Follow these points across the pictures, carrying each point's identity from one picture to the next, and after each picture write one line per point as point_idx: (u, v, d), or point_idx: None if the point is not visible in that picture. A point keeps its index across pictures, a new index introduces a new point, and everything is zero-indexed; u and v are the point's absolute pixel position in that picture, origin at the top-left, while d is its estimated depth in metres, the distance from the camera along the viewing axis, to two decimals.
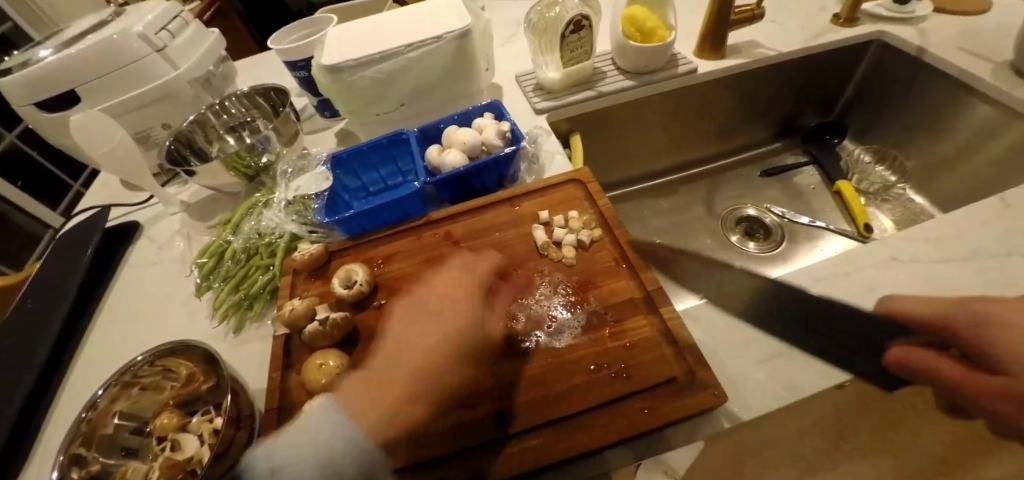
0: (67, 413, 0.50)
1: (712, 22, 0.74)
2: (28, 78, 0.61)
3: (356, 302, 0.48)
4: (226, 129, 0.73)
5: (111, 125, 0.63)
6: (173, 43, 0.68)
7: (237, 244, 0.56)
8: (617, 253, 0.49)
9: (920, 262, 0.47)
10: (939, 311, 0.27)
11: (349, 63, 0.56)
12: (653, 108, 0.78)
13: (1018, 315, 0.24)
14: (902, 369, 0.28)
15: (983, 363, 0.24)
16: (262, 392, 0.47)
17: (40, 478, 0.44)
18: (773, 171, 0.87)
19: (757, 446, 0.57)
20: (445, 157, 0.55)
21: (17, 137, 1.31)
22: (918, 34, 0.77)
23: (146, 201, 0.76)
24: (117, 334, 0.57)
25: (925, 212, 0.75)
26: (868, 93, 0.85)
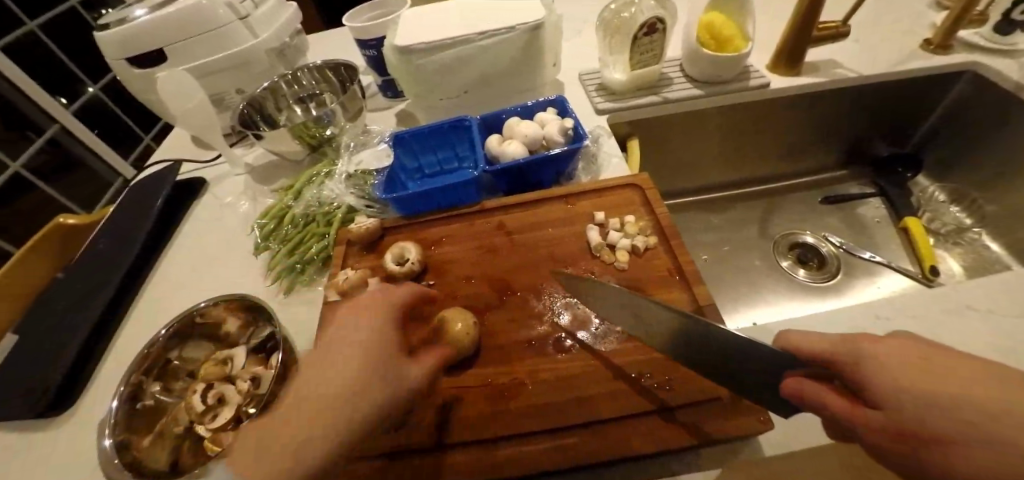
0: (129, 347, 0.54)
1: (792, 36, 0.70)
2: (124, 35, 0.65)
3: (406, 280, 0.50)
4: (295, 99, 0.76)
5: (192, 86, 0.67)
6: (255, 13, 0.72)
7: (298, 210, 0.58)
8: (671, 263, 0.47)
9: (1004, 314, 0.43)
10: (825, 348, 0.25)
11: (423, 45, 0.57)
12: (716, 120, 0.76)
13: (895, 344, 0.22)
14: (801, 403, 0.25)
15: (863, 397, 0.22)
16: (307, 353, 0.49)
17: (101, 404, 0.48)
18: (835, 199, 0.83)
19: None
20: (506, 147, 0.55)
21: (101, 89, 1.42)
22: (1019, 69, 0.70)
23: (214, 160, 0.81)
24: (176, 282, 0.61)
25: (999, 262, 0.69)
26: (951, 128, 0.79)
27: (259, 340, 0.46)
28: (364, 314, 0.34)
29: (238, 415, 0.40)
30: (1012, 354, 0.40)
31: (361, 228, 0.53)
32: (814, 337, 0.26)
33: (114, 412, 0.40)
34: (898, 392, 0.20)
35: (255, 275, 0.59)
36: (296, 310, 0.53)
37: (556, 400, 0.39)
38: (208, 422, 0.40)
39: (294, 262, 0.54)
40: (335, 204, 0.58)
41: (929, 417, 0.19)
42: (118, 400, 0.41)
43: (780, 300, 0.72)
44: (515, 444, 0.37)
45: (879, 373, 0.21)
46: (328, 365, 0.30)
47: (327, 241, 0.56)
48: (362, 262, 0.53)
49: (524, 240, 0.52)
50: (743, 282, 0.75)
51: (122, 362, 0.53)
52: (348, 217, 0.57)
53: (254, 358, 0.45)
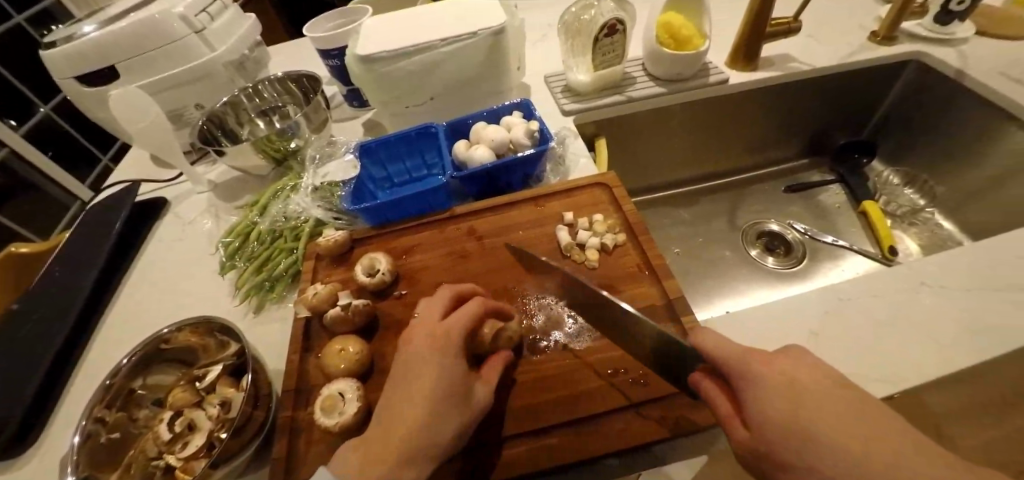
0: (90, 380, 0.51)
1: (747, 33, 0.73)
2: (71, 52, 0.63)
3: (378, 291, 0.49)
4: (257, 112, 0.74)
5: (148, 102, 0.64)
6: (211, 26, 0.70)
7: (263, 226, 0.57)
8: (639, 259, 0.48)
9: (952, 289, 0.46)
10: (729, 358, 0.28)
11: (384, 53, 0.57)
12: (679, 118, 0.78)
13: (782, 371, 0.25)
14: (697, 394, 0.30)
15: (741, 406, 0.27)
16: (280, 372, 0.48)
17: (61, 442, 0.46)
18: (798, 188, 0.86)
19: None
20: (472, 152, 0.55)
21: (52, 110, 1.35)
22: (958, 57, 0.75)
23: (175, 178, 0.78)
24: (139, 308, 0.58)
25: (952, 239, 0.73)
26: (900, 115, 0.83)
27: (230, 362, 0.44)
28: (433, 351, 0.35)
29: (210, 441, 0.38)
30: (959, 326, 0.43)
31: (329, 241, 0.52)
32: (721, 342, 0.28)
33: (76, 448, 0.37)
34: (784, 394, 0.24)
35: (223, 295, 0.57)
36: (267, 328, 0.51)
37: (534, 401, 0.40)
38: (178, 451, 0.38)
39: (262, 279, 0.52)
40: (302, 217, 0.57)
41: (778, 435, 0.23)
42: (80, 436, 0.38)
43: (750, 288, 0.74)
44: (497, 449, 0.37)
45: (760, 398, 0.25)
46: (407, 397, 0.33)
47: (295, 256, 0.55)
48: (332, 276, 0.52)
49: (495, 244, 0.52)
50: (716, 272, 0.77)
51: (83, 395, 0.50)
52: (317, 230, 0.56)
53: (225, 381, 0.43)
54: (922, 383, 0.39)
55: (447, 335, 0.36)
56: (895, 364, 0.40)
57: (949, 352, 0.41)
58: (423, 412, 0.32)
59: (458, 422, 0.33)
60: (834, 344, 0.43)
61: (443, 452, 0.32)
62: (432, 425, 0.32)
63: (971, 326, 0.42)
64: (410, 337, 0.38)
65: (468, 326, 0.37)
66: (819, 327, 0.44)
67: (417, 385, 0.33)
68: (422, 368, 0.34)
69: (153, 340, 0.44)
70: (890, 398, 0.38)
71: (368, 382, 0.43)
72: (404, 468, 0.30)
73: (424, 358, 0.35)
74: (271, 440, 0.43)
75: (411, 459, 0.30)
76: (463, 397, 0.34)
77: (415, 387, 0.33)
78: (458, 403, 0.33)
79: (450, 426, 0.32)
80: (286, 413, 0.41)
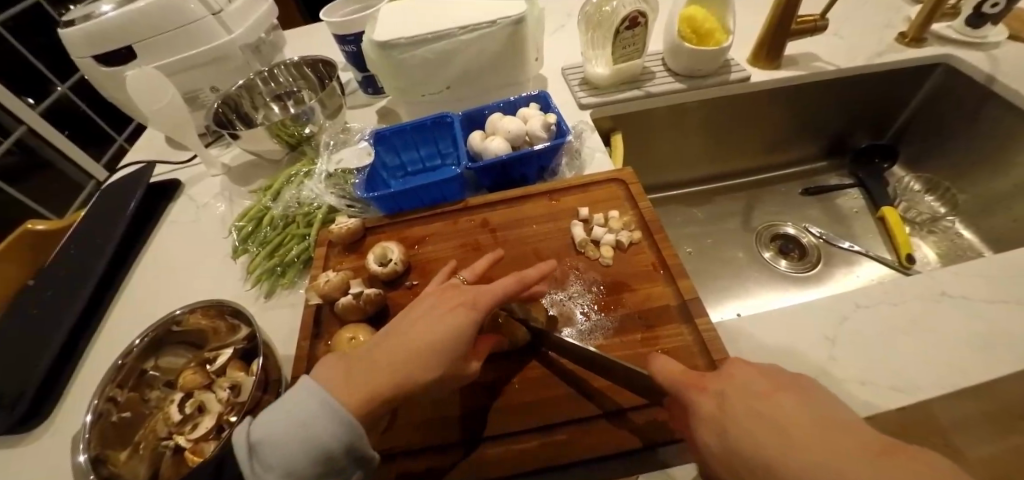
0: (101, 359, 0.52)
1: (771, 30, 0.71)
2: (90, 31, 0.62)
3: (389, 280, 0.49)
4: (272, 96, 0.74)
5: (164, 83, 0.64)
6: (229, 8, 0.69)
7: (276, 211, 0.57)
8: (654, 258, 0.48)
9: (974, 299, 0.45)
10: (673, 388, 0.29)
11: (401, 40, 0.56)
12: (697, 115, 0.76)
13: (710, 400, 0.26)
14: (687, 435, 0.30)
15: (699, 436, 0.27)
16: (289, 357, 0.48)
17: (74, 419, 0.46)
18: (815, 190, 0.84)
19: None
20: (488, 143, 0.55)
21: (70, 89, 1.36)
22: (990, 61, 0.72)
23: (189, 161, 0.78)
24: (150, 289, 0.59)
25: (972, 248, 0.71)
26: (924, 120, 0.81)
27: (240, 346, 0.44)
28: (457, 307, 0.37)
29: (219, 423, 0.39)
30: (981, 338, 0.41)
31: (342, 229, 0.52)
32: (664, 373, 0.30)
33: (88, 426, 0.37)
34: (712, 425, 0.25)
35: (234, 278, 0.57)
36: (277, 313, 0.52)
37: (544, 396, 0.40)
38: (189, 432, 0.39)
39: (274, 265, 0.53)
40: (315, 204, 0.57)
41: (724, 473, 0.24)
42: (92, 415, 0.38)
43: (761, 290, 0.73)
44: (504, 443, 0.38)
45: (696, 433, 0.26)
46: (408, 336, 0.35)
47: (308, 242, 0.55)
48: (343, 263, 0.52)
49: (508, 237, 0.51)
50: (727, 274, 0.76)
51: (97, 371, 0.51)
52: (329, 217, 0.56)
53: (236, 364, 0.43)
54: (943, 395, 0.38)
55: (476, 299, 0.37)
56: (913, 374, 0.39)
57: (969, 364, 0.40)
58: (413, 353, 0.34)
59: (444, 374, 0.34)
60: (849, 350, 0.42)
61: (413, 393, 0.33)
62: (415, 367, 0.33)
63: (993, 338, 0.41)
64: (441, 290, 0.40)
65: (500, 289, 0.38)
66: (836, 333, 0.43)
67: (422, 329, 0.35)
68: (437, 320, 0.36)
69: (166, 321, 0.44)
70: (907, 409, 0.37)
71: None
72: (379, 389, 0.33)
73: (446, 312, 0.36)
74: None
75: (387, 385, 0.33)
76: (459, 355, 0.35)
77: (418, 330, 0.35)
78: (446, 363, 0.34)
79: (429, 374, 0.33)
80: None
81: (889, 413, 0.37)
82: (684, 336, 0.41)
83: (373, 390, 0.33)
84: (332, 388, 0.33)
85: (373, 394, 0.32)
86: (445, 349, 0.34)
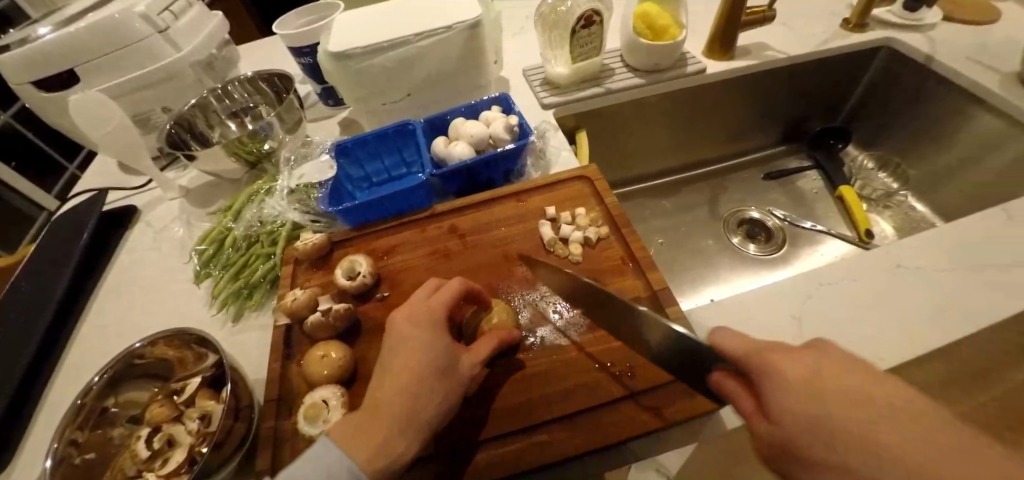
0: (60, 401, 0.49)
1: (724, 22, 0.73)
2: (25, 56, 0.59)
3: (359, 294, 0.48)
4: (228, 114, 0.72)
5: (111, 106, 0.61)
6: (176, 25, 0.67)
7: (238, 231, 0.55)
8: (622, 252, 0.48)
9: (924, 268, 0.47)
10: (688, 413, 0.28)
11: (357, 50, 0.55)
12: (659, 108, 0.78)
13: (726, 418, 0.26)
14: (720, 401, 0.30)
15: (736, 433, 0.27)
16: (261, 381, 0.46)
17: (32, 468, 0.44)
18: (776, 175, 0.87)
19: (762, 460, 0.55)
20: (452, 148, 0.54)
21: (13, 117, 1.28)
22: (927, 42, 0.76)
23: (144, 185, 0.75)
24: (109, 323, 0.56)
25: (925, 220, 0.75)
26: (872, 101, 0.85)
27: (208, 373, 0.43)
28: (417, 326, 0.36)
29: (192, 455, 0.37)
30: (932, 305, 0.44)
31: (308, 245, 0.50)
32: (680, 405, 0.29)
33: (49, 472, 0.35)
34: None
35: (199, 304, 0.55)
36: (247, 337, 0.50)
37: (523, 399, 0.40)
38: (159, 468, 0.37)
39: (239, 287, 0.51)
40: (278, 221, 0.56)
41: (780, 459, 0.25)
42: (53, 459, 0.36)
43: (732, 276, 0.75)
44: (486, 450, 0.37)
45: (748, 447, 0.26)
46: (392, 370, 0.34)
47: (273, 261, 0.53)
48: (311, 280, 0.50)
49: (477, 241, 0.51)
50: (699, 262, 0.77)
51: (57, 415, 0.48)
52: (295, 234, 0.55)
53: (204, 393, 0.42)
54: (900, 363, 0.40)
55: (432, 312, 0.37)
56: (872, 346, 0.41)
57: (922, 331, 0.42)
58: (409, 384, 0.32)
59: (444, 399, 0.33)
60: (812, 327, 0.44)
61: (428, 429, 0.32)
62: (416, 397, 0.32)
63: (943, 304, 0.44)
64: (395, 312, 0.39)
65: (450, 298, 0.39)
66: (799, 311, 0.45)
67: (405, 361, 0.34)
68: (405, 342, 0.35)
69: (126, 355, 0.42)
70: None
71: (352, 388, 0.42)
72: (393, 435, 0.31)
73: (411, 335, 0.35)
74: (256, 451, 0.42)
75: (401, 431, 0.31)
76: (448, 374, 0.34)
77: (401, 362, 0.34)
78: (443, 378, 0.34)
79: (434, 397, 0.33)
80: (268, 424, 0.40)
81: None
82: None
83: (391, 445, 0.30)
84: (339, 442, 0.31)
85: (393, 448, 0.30)
86: (430, 372, 0.33)
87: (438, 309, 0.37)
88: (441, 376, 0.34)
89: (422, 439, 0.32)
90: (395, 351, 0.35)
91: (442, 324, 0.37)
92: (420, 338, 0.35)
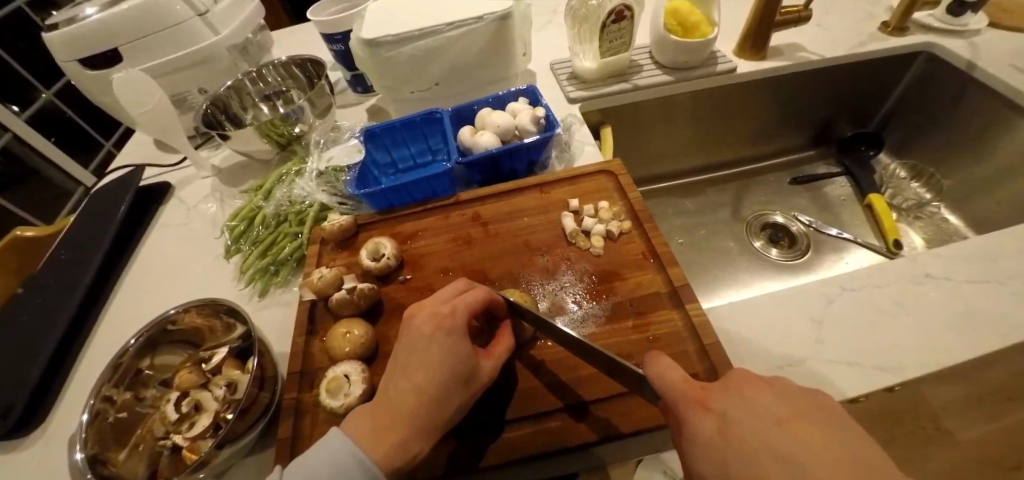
0: (95, 364, 0.52)
1: (756, 21, 0.72)
2: (74, 34, 0.62)
3: (382, 276, 0.49)
4: (261, 97, 0.74)
5: (150, 86, 0.64)
6: (215, 9, 0.69)
7: (268, 210, 0.57)
8: (644, 247, 0.48)
9: (955, 280, 0.46)
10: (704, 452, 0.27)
11: (388, 37, 0.56)
12: (685, 107, 0.77)
13: None
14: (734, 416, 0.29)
15: None
16: (284, 355, 0.48)
17: (68, 424, 0.46)
18: (804, 179, 0.85)
19: None
20: (478, 138, 0.55)
21: (55, 95, 1.34)
22: (970, 48, 0.73)
23: (179, 163, 0.78)
24: (142, 292, 0.58)
25: (958, 233, 0.72)
26: (907, 108, 0.83)
27: (235, 345, 0.44)
28: (438, 330, 0.34)
29: (216, 422, 0.39)
30: (965, 316, 0.42)
31: (334, 226, 0.52)
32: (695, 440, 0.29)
33: (84, 426, 0.37)
34: None
35: (227, 279, 0.57)
36: (271, 312, 0.52)
37: (538, 386, 0.40)
38: (185, 431, 0.39)
39: (267, 264, 0.53)
40: (306, 202, 0.57)
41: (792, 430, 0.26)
42: (88, 414, 0.38)
43: (752, 279, 0.74)
44: (501, 432, 0.38)
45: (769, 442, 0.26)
46: (408, 376, 0.33)
47: (300, 240, 0.55)
48: (336, 260, 0.52)
49: (498, 230, 0.52)
50: (718, 263, 0.77)
51: (92, 376, 0.51)
52: (321, 215, 0.56)
53: (230, 362, 0.43)
54: (925, 372, 0.39)
55: (453, 315, 0.35)
56: (897, 353, 0.40)
57: (954, 342, 0.40)
58: (427, 391, 0.32)
59: (458, 404, 0.33)
60: (836, 332, 0.43)
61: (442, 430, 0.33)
62: (432, 405, 0.32)
63: (977, 317, 0.42)
64: (413, 310, 0.38)
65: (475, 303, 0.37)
66: (821, 315, 0.44)
67: (423, 370, 0.33)
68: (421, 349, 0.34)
69: (160, 321, 0.44)
70: (892, 387, 0.38)
71: (372, 365, 0.43)
72: (411, 439, 0.31)
73: (430, 338, 0.34)
74: (276, 422, 0.43)
75: (418, 433, 0.32)
76: (465, 378, 0.34)
77: (418, 368, 0.33)
78: (461, 382, 0.33)
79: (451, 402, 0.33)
80: (290, 395, 0.42)
81: (875, 391, 0.38)
82: (673, 321, 0.42)
83: (406, 449, 0.31)
84: (359, 440, 0.32)
85: (407, 452, 0.31)
86: (445, 379, 0.33)
87: (462, 312, 0.36)
88: (457, 381, 0.33)
89: (434, 441, 0.32)
90: (413, 355, 0.34)
91: (465, 329, 0.35)
92: (438, 344, 0.34)
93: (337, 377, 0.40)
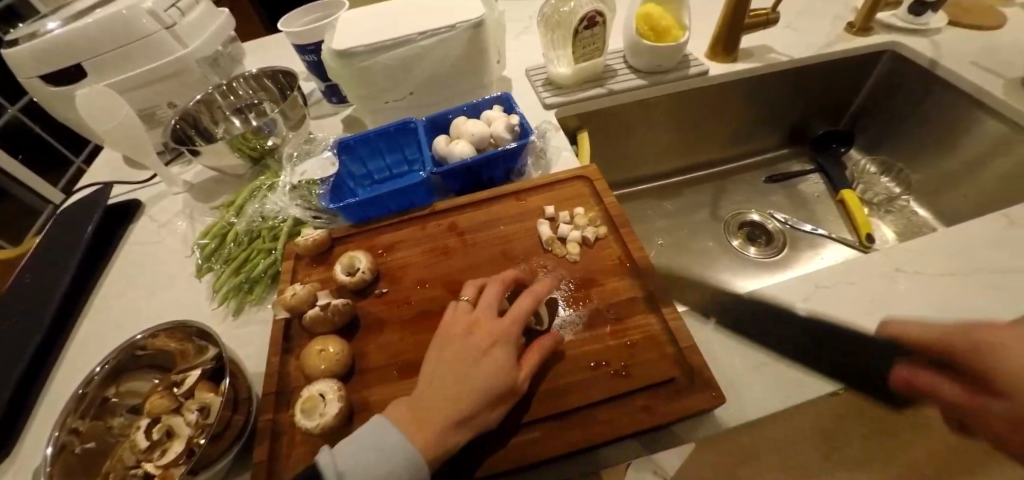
0: (62, 393, 0.49)
1: (725, 24, 0.73)
2: (34, 51, 0.60)
3: (357, 290, 0.48)
4: (232, 110, 0.73)
5: (117, 101, 0.62)
6: (183, 21, 0.67)
7: (240, 226, 0.56)
8: (620, 252, 0.48)
9: (921, 273, 0.47)
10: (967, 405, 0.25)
11: (360, 48, 0.56)
12: (662, 109, 0.78)
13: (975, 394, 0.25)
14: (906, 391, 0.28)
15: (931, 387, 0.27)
16: (261, 375, 0.47)
17: (33, 457, 0.44)
18: (778, 178, 0.87)
19: (755, 463, 0.55)
20: (452, 147, 0.55)
21: (19, 111, 1.30)
22: (931, 47, 0.76)
23: (149, 180, 0.76)
24: (110, 316, 0.56)
25: (926, 226, 0.75)
26: (874, 106, 0.85)
27: (208, 366, 0.43)
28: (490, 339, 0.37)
29: (189, 447, 0.37)
30: (931, 308, 0.44)
31: (308, 240, 0.51)
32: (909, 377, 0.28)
33: (49, 460, 0.36)
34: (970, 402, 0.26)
35: (201, 297, 0.56)
36: (246, 331, 0.50)
37: (516, 396, 0.39)
38: (157, 458, 0.37)
39: (240, 281, 0.51)
40: (280, 217, 0.56)
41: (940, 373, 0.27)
42: (53, 447, 0.36)
43: (732, 278, 0.75)
44: (479, 445, 0.37)
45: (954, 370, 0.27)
46: (451, 375, 0.36)
47: (275, 256, 0.54)
48: (311, 276, 0.51)
49: (476, 239, 0.52)
50: (699, 263, 0.78)
51: (59, 405, 0.48)
52: (296, 230, 0.55)
53: (204, 386, 0.42)
54: None
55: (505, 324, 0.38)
56: None
57: None
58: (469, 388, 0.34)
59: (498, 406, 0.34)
60: None
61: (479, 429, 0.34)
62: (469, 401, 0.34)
63: (943, 308, 0.44)
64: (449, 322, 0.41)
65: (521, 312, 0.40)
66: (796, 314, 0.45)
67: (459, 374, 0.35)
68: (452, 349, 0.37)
69: (127, 346, 0.43)
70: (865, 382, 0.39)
71: (349, 382, 0.42)
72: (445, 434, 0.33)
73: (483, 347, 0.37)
74: (253, 444, 0.42)
75: (451, 429, 0.33)
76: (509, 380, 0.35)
77: (455, 374, 0.35)
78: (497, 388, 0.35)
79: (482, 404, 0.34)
80: (266, 417, 0.40)
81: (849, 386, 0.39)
82: (651, 326, 0.42)
83: (444, 441, 0.32)
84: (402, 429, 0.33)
85: (444, 444, 0.32)
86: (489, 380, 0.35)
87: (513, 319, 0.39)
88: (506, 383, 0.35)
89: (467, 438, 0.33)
90: (456, 357, 0.37)
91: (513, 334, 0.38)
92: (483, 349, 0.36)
93: (319, 392, 0.39)
